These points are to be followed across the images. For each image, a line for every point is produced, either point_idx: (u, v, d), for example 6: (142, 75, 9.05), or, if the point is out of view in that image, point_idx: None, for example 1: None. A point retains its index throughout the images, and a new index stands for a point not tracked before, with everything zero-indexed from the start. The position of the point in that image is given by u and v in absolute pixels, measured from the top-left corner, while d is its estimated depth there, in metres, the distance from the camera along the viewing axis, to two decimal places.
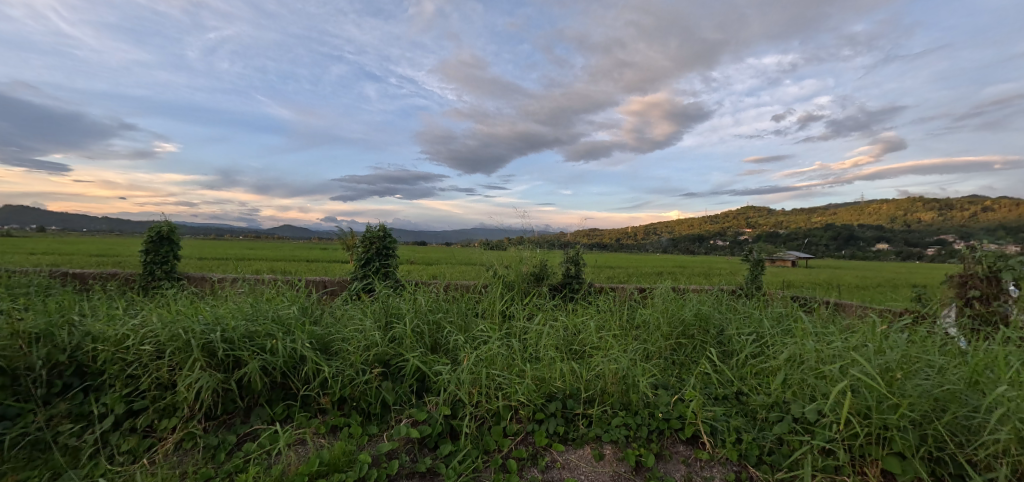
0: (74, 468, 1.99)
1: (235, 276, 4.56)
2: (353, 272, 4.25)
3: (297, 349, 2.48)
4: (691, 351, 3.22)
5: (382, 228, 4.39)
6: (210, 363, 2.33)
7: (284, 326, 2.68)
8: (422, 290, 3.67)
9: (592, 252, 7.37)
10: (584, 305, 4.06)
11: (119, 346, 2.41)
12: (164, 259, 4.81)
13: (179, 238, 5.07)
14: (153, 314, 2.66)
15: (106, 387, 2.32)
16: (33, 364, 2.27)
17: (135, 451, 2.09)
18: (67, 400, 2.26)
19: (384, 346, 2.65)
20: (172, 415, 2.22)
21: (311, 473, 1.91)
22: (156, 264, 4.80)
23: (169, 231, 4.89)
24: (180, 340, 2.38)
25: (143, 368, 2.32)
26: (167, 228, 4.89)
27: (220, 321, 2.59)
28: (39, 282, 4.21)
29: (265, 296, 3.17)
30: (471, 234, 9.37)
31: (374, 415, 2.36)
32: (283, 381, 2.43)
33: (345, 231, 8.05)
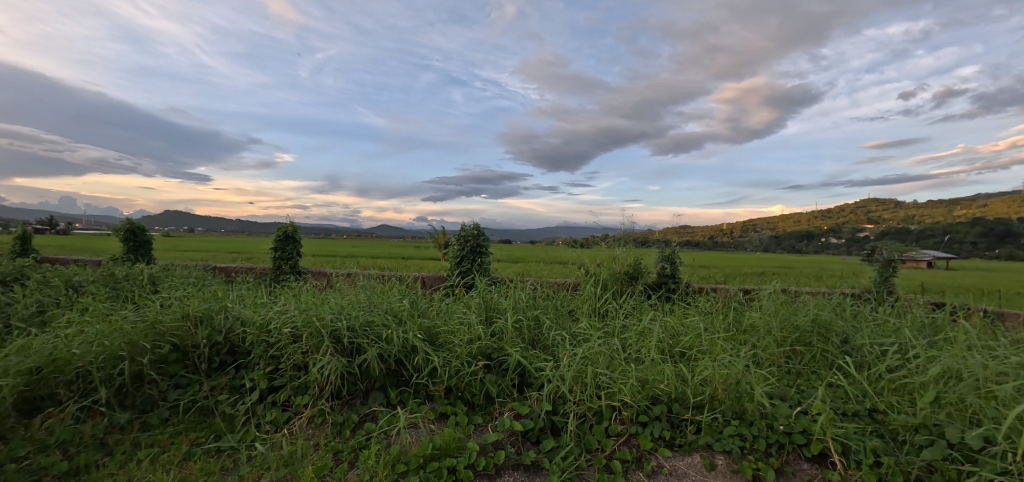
0: (231, 432, 2.32)
1: (348, 271, 5.06)
2: (451, 269, 4.48)
3: (408, 339, 2.68)
4: (810, 360, 2.92)
5: (477, 226, 4.56)
6: (336, 348, 2.60)
7: (398, 318, 2.91)
8: (518, 286, 3.77)
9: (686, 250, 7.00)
10: (682, 306, 3.87)
11: (263, 330, 2.77)
12: (289, 256, 5.47)
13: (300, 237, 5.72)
14: (288, 304, 3.03)
15: (253, 365, 2.68)
16: (198, 342, 2.70)
17: (276, 422, 2.39)
18: (224, 374, 2.65)
19: (486, 340, 2.76)
20: (305, 393, 2.51)
21: (426, 455, 2.04)
22: (283, 260, 5.48)
23: (293, 230, 5.54)
24: (312, 327, 2.68)
25: (282, 350, 2.65)
26: (290, 228, 5.56)
27: (343, 311, 2.89)
28: (197, 274, 5.03)
29: (379, 290, 3.46)
30: (557, 232, 9.42)
31: (478, 405, 2.47)
32: (397, 368, 2.64)
33: (438, 231, 8.51)
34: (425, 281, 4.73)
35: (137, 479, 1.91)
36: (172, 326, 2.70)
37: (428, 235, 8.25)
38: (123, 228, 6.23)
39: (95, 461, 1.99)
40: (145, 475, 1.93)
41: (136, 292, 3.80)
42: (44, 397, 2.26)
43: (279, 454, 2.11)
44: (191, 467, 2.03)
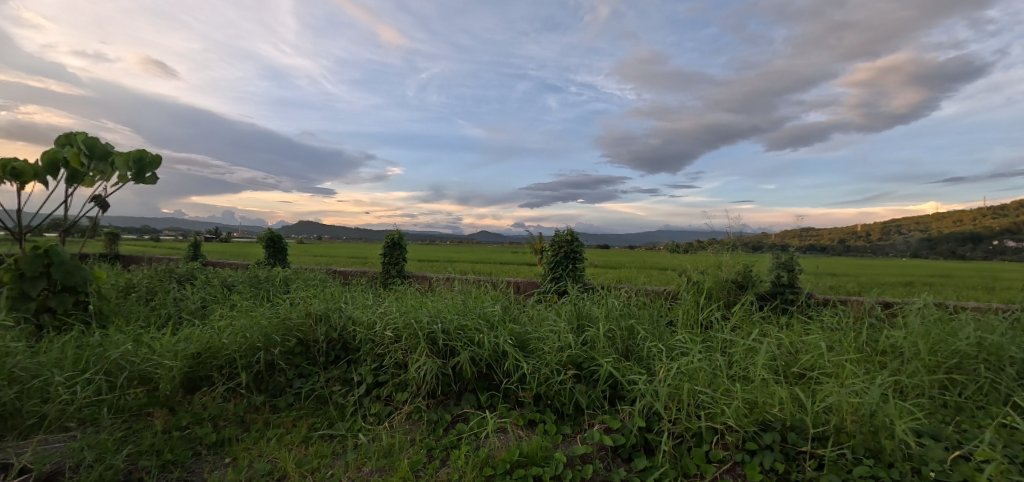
0: (342, 420, 2.56)
1: (448, 276, 5.35)
2: (544, 274, 4.50)
3: (499, 344, 2.72)
4: (977, 393, 2.36)
5: (570, 231, 4.52)
6: (432, 349, 2.73)
7: (490, 322, 2.98)
8: (612, 294, 3.64)
9: (809, 256, 6.17)
10: (802, 321, 3.42)
11: (370, 330, 3.02)
12: (396, 261, 5.96)
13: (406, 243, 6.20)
14: (392, 306, 3.28)
15: (361, 361, 2.93)
16: (318, 338, 3.04)
17: (379, 414, 2.58)
18: (338, 368, 2.95)
19: (576, 348, 2.70)
20: (405, 390, 2.68)
21: (512, 461, 2.04)
22: (391, 264, 5.99)
23: (399, 237, 6.02)
24: (411, 328, 2.86)
25: (386, 348, 2.86)
26: (397, 235, 6.05)
27: (440, 314, 3.04)
28: (322, 277, 5.72)
29: (473, 294, 3.59)
30: (657, 237, 8.98)
31: (568, 415, 2.43)
32: (488, 372, 2.70)
33: (532, 236, 8.64)
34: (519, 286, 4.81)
35: (266, 455, 2.18)
36: (298, 322, 3.07)
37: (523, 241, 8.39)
38: (268, 236, 7.35)
39: (236, 435, 2.33)
40: (272, 452, 2.20)
41: (273, 291, 4.42)
42: (203, 378, 2.71)
43: (380, 445, 2.27)
44: (308, 449, 2.27)
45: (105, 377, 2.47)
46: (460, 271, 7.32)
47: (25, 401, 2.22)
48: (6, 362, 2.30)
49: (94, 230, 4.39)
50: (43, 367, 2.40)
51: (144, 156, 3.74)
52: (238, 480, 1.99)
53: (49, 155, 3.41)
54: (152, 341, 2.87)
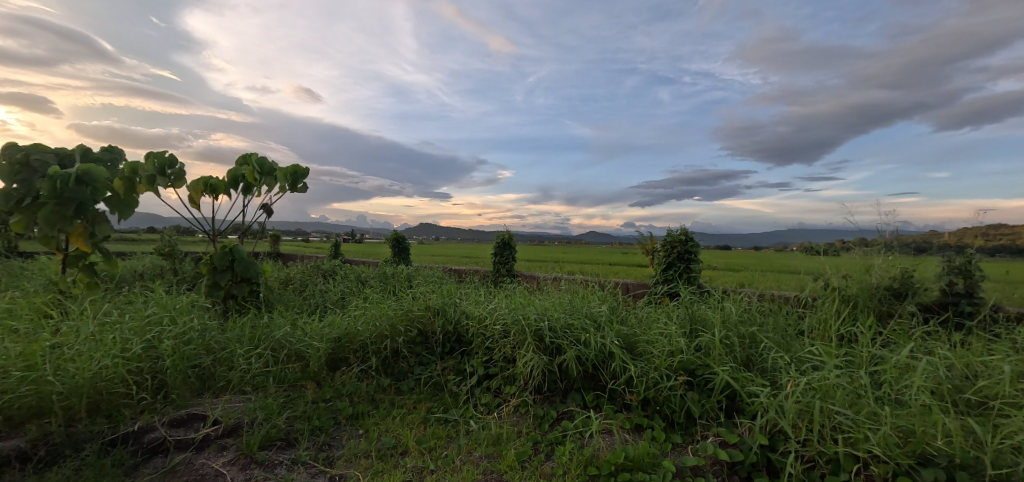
0: (455, 407, 2.76)
1: (556, 275, 5.43)
2: (655, 276, 4.31)
3: (605, 345, 2.68)
4: None
5: (683, 231, 4.27)
6: (539, 346, 2.79)
7: (596, 322, 2.94)
8: (732, 298, 3.35)
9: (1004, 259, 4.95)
10: (986, 339, 2.78)
11: (481, 324, 3.19)
12: (505, 260, 6.22)
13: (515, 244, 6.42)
14: (501, 302, 3.42)
15: (474, 353, 3.12)
16: (435, 330, 3.30)
17: (488, 405, 2.73)
18: (452, 358, 3.18)
19: (689, 354, 2.53)
20: (513, 384, 2.79)
21: (618, 464, 2.00)
22: (501, 263, 6.27)
23: (509, 238, 6.24)
24: (519, 324, 2.94)
25: (495, 343, 3.00)
26: (507, 235, 6.28)
27: (547, 311, 3.08)
28: (440, 275, 6.22)
29: (580, 294, 3.58)
30: (790, 236, 7.99)
31: (678, 424, 2.32)
32: (594, 372, 2.69)
33: (642, 236, 8.31)
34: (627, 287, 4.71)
35: (391, 431, 2.45)
36: (418, 314, 3.36)
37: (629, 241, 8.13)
38: (393, 237, 8.21)
39: (367, 411, 2.65)
40: (397, 429, 2.47)
41: (397, 286, 4.92)
42: (342, 359, 3.13)
43: (490, 433, 2.40)
44: (426, 429, 2.50)
45: (272, 352, 2.99)
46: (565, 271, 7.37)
47: (218, 367, 2.79)
48: (206, 335, 2.92)
49: (260, 232, 5.34)
50: (230, 341, 2.99)
51: (298, 169, 4.46)
52: (369, 450, 2.27)
53: (233, 172, 4.23)
54: (305, 325, 3.40)
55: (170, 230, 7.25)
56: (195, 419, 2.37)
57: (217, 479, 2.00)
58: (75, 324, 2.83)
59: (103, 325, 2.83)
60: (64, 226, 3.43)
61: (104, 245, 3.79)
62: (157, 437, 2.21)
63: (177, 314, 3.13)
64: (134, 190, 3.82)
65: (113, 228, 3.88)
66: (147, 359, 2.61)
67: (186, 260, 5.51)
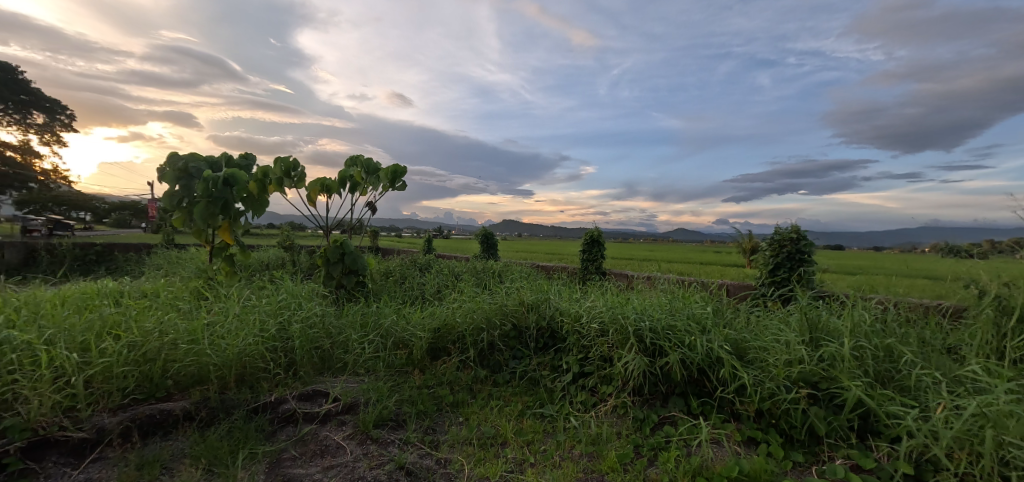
0: (551, 402, 2.78)
1: (648, 274, 5.24)
2: (761, 277, 3.97)
3: (712, 350, 2.51)
4: None
5: (794, 228, 3.88)
6: (640, 347, 2.70)
7: (701, 325, 2.77)
8: (861, 304, 2.96)
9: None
10: None
11: (576, 321, 3.16)
12: (594, 258, 6.12)
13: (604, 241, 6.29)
14: (596, 300, 3.36)
15: (568, 350, 3.11)
16: (530, 325, 3.34)
17: (585, 403, 2.71)
18: (547, 354, 3.21)
19: (812, 364, 2.29)
20: (610, 384, 2.74)
21: (731, 477, 1.87)
22: (589, 261, 6.18)
23: (598, 235, 6.13)
24: (618, 323, 2.87)
25: (591, 341, 2.96)
26: (596, 233, 6.17)
27: (646, 312, 2.96)
28: (527, 271, 6.30)
29: (679, 295, 3.41)
30: (927, 235, 6.87)
31: (798, 441, 2.12)
32: (699, 378, 2.55)
33: (740, 235, 7.69)
34: (730, 289, 4.39)
35: (490, 421, 2.54)
36: (513, 309, 3.42)
37: (727, 240, 7.59)
38: (481, 234, 8.50)
39: (466, 400, 2.77)
40: (495, 420, 2.54)
41: (489, 281, 5.07)
42: (442, 349, 3.30)
43: (589, 432, 2.38)
44: (524, 422, 2.55)
45: (381, 339, 3.25)
46: (655, 270, 7.07)
47: (336, 350, 3.09)
48: (326, 321, 3.25)
49: (361, 227, 5.82)
50: (345, 327, 3.29)
51: (398, 169, 4.79)
52: (471, 437, 2.36)
53: (344, 172, 4.65)
54: (408, 315, 3.64)
55: (288, 226, 8.20)
56: (319, 395, 2.64)
57: (339, 450, 2.22)
58: (224, 305, 3.31)
59: (245, 308, 3.28)
60: (213, 220, 4.02)
61: (241, 238, 4.38)
62: (290, 408, 2.50)
63: (301, 301, 3.53)
64: (264, 190, 4.38)
65: (248, 224, 4.48)
66: (280, 339, 2.97)
67: (303, 253, 6.19)
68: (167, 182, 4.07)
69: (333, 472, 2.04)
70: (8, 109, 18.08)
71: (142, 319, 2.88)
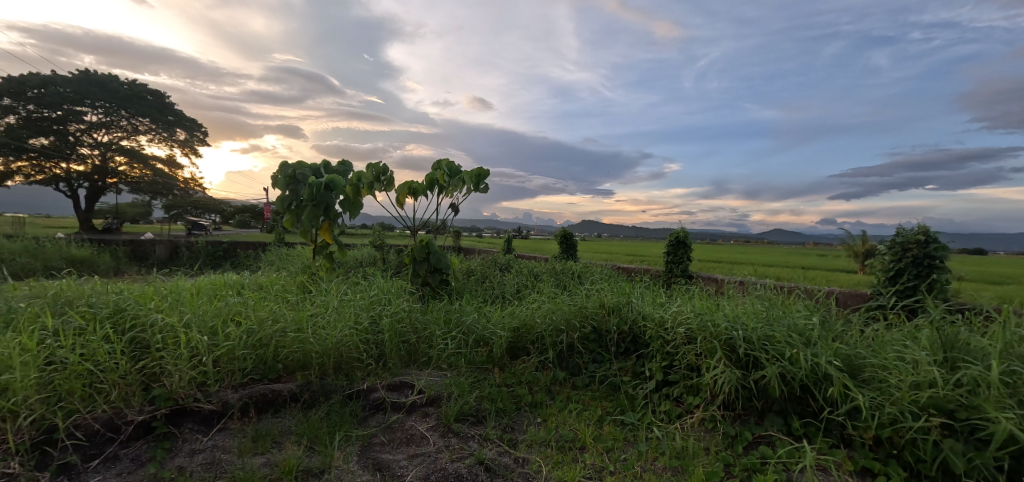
0: (633, 410, 2.68)
1: (741, 279, 4.84)
2: (880, 285, 3.48)
3: (819, 365, 2.25)
4: None
5: (923, 228, 3.35)
6: (732, 357, 2.50)
7: (805, 338, 2.49)
8: (1018, 320, 2.46)
9: None
10: None
11: (660, 327, 3.01)
12: (680, 260, 5.80)
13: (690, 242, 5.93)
14: (683, 305, 3.16)
15: (652, 357, 2.98)
16: (610, 328, 3.25)
17: (669, 413, 2.58)
18: (628, 360, 3.10)
19: (948, 389, 1.95)
20: (698, 395, 2.58)
21: None
22: (674, 263, 5.87)
23: (684, 236, 5.80)
24: (707, 331, 2.68)
25: (677, 348, 2.80)
26: (682, 234, 5.85)
27: (739, 320, 2.72)
28: (608, 272, 6.16)
29: (779, 302, 3.10)
30: None
31: (928, 477, 1.82)
32: (802, 395, 2.30)
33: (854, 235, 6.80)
34: (842, 298, 3.89)
35: (569, 424, 2.51)
36: (593, 311, 3.34)
37: (837, 241, 6.74)
38: (560, 234, 8.47)
39: (544, 401, 2.78)
40: (574, 423, 2.51)
41: (569, 282, 5.03)
42: (522, 348, 3.34)
43: (673, 445, 2.26)
44: (604, 428, 2.49)
45: (463, 336, 3.37)
46: (749, 274, 6.52)
47: (422, 344, 3.27)
48: (413, 317, 3.45)
49: (445, 228, 6.10)
50: (430, 323, 3.46)
51: (482, 172, 4.94)
52: (549, 439, 2.36)
53: (429, 176, 4.90)
54: (489, 314, 3.73)
55: (380, 227, 8.87)
56: (405, 386, 2.81)
57: (423, 440, 2.33)
58: (326, 299, 3.66)
59: (343, 302, 3.59)
60: (316, 221, 4.45)
61: (339, 237, 4.79)
62: (380, 397, 2.68)
63: (391, 297, 3.78)
64: (358, 194, 4.76)
65: (345, 224, 4.90)
66: (373, 331, 3.20)
67: (393, 252, 6.64)
68: (278, 187, 4.58)
69: (418, 460, 2.16)
70: (161, 128, 21.71)
71: (258, 309, 3.27)
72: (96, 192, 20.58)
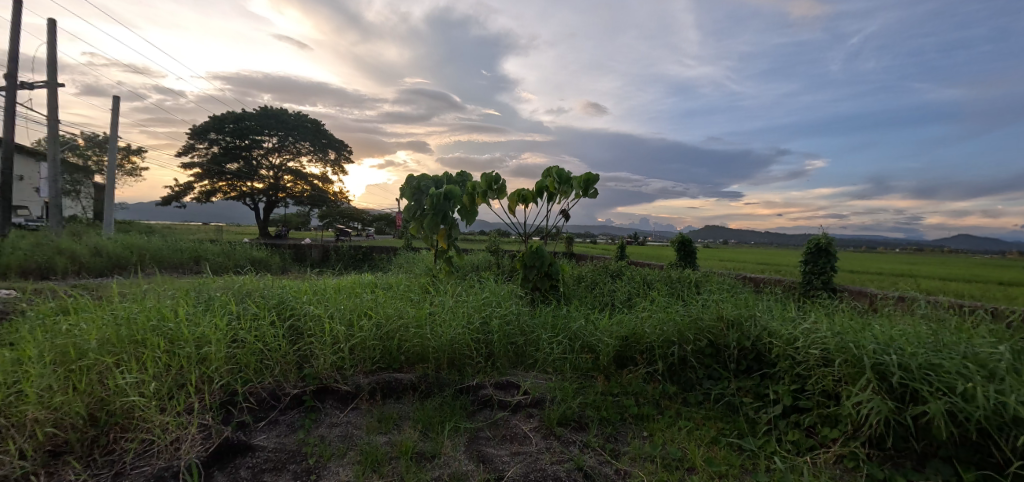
0: (753, 435, 2.43)
1: (906, 295, 4.03)
2: None
3: (1009, 406, 1.78)
4: None
5: None
6: (882, 386, 2.11)
7: (990, 371, 1.99)
8: None
9: None
10: None
11: (790, 345, 2.66)
12: (821, 270, 5.03)
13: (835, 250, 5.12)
14: (821, 322, 2.75)
15: (779, 378, 2.65)
16: (728, 343, 2.96)
17: (799, 444, 2.27)
18: (751, 379, 2.80)
19: None
20: (835, 427, 2.23)
21: None
22: (814, 274, 5.11)
23: (826, 242, 5.04)
24: (848, 353, 2.30)
25: (810, 371, 2.45)
26: (824, 240, 5.07)
27: (894, 342, 2.28)
28: (732, 282, 5.62)
29: (957, 325, 2.51)
30: None
31: None
32: (980, 441, 1.85)
33: None
34: None
35: (677, 442, 2.37)
36: (708, 324, 3.08)
37: None
38: (676, 240, 7.98)
39: (652, 414, 2.66)
40: (683, 442, 2.36)
41: (685, 292, 4.71)
42: (629, 358, 3.24)
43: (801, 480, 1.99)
44: (717, 451, 2.29)
45: (570, 341, 3.39)
46: (920, 289, 5.36)
47: (528, 347, 3.37)
48: (521, 320, 3.58)
49: (555, 234, 6.19)
50: (537, 327, 3.55)
51: (591, 177, 4.92)
52: (654, 455, 2.25)
53: (540, 183, 5.03)
54: (596, 320, 3.69)
55: (494, 232, 9.35)
56: (511, 386, 2.92)
57: (526, 439, 2.41)
58: (443, 299, 3.99)
59: (459, 302, 3.88)
60: (436, 227, 4.88)
61: (456, 243, 5.18)
62: (488, 394, 2.83)
63: (502, 300, 3.97)
64: (473, 202, 5.10)
65: (462, 231, 5.28)
66: (484, 331, 3.40)
67: (506, 257, 6.95)
68: (406, 197, 5.13)
69: (519, 458, 2.23)
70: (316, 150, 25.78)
71: (387, 305, 3.69)
72: (270, 205, 25.23)
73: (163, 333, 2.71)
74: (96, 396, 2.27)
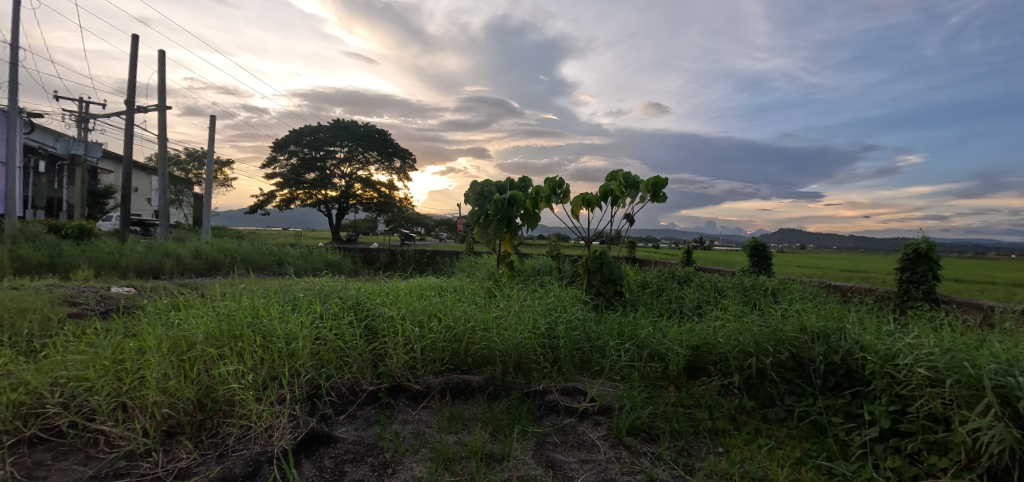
0: (845, 459, 2.22)
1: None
2: None
3: None
4: None
5: None
6: (1005, 413, 1.85)
7: None
8: None
9: None
10: None
11: (888, 361, 2.41)
12: (922, 279, 4.50)
13: (939, 256, 4.56)
14: (927, 337, 2.46)
15: (875, 398, 2.41)
16: (813, 357, 2.74)
17: (900, 472, 2.04)
18: (841, 398, 2.57)
19: None
20: (947, 455, 1.99)
21: None
22: (913, 283, 4.58)
23: (927, 248, 4.51)
24: (961, 373, 2.04)
25: (913, 391, 2.20)
26: (925, 245, 4.54)
27: (1020, 363, 1.99)
28: (813, 290, 5.19)
29: None
30: None
31: None
32: None
33: None
34: None
35: (756, 461, 2.22)
36: (790, 336, 2.87)
37: None
38: (748, 245, 7.51)
39: (727, 429, 2.52)
40: (763, 461, 2.21)
41: (761, 300, 4.42)
42: (701, 369, 3.10)
43: None
44: (804, 473, 2.12)
45: (637, 349, 3.30)
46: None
47: (594, 354, 3.33)
48: (586, 326, 3.54)
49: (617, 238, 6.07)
50: (603, 334, 3.50)
51: (658, 180, 4.77)
52: (731, 472, 2.13)
53: (604, 187, 4.96)
54: (664, 328, 3.56)
55: (553, 237, 9.34)
56: (577, 392, 2.89)
57: (594, 447, 2.37)
58: (507, 303, 4.05)
59: (523, 307, 3.92)
60: (500, 232, 4.97)
61: (519, 247, 5.24)
62: (554, 399, 2.83)
63: (566, 305, 3.95)
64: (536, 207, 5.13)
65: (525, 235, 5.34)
66: (549, 336, 3.41)
67: (567, 261, 6.92)
68: (470, 203, 5.29)
69: (588, 466, 2.21)
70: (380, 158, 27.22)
71: (454, 308, 3.81)
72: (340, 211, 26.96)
73: (257, 329, 2.99)
74: (204, 383, 2.54)
